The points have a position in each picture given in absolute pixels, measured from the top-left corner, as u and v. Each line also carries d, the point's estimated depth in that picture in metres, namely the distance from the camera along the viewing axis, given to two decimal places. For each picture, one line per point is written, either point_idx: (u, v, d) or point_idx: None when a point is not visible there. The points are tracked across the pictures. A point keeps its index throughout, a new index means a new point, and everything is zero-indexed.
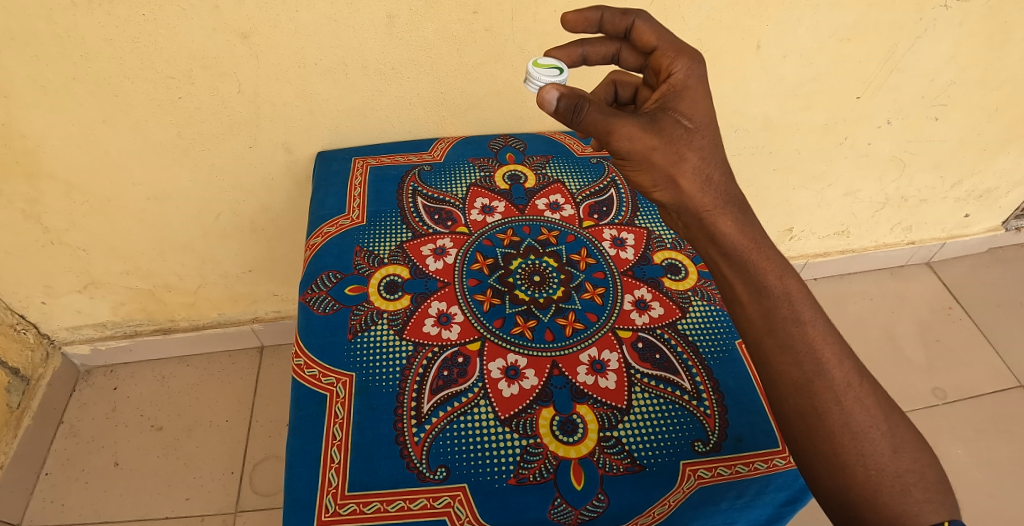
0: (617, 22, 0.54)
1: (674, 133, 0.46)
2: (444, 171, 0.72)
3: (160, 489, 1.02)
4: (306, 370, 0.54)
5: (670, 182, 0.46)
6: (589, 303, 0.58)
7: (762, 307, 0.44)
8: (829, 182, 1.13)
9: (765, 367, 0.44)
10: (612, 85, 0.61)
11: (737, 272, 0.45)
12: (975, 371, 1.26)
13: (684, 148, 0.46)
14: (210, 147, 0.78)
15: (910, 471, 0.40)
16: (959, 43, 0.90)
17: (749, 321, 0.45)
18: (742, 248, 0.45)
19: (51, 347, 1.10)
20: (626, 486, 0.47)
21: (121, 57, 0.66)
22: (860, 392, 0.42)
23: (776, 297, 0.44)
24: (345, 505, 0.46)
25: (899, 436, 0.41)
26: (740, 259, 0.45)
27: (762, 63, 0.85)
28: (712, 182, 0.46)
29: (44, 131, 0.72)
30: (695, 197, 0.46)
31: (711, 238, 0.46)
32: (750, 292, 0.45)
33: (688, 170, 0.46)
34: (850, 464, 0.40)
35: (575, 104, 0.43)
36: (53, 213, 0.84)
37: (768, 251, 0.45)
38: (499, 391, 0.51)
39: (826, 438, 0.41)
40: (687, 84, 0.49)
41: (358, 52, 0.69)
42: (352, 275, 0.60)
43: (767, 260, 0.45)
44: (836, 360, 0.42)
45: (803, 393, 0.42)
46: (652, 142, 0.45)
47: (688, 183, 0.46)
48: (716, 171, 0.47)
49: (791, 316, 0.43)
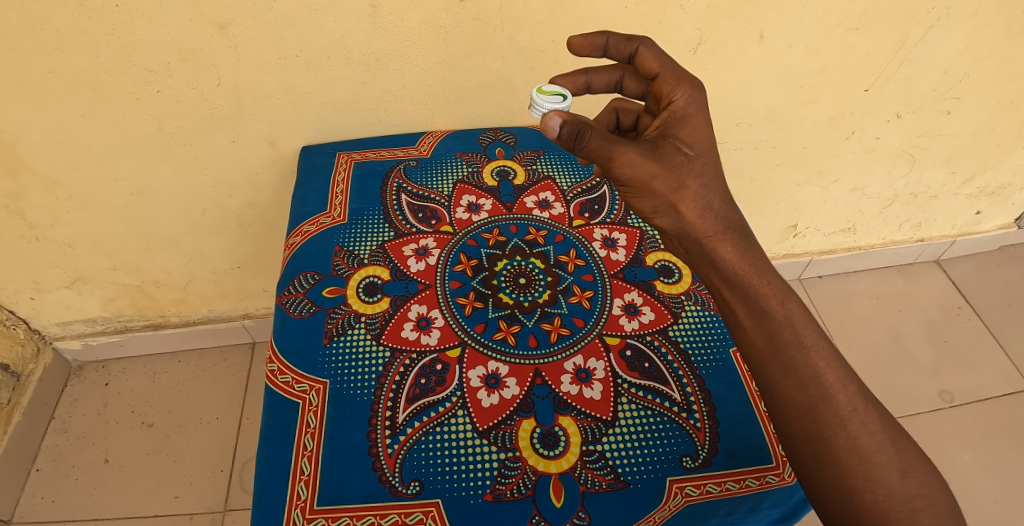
0: (622, 48, 0.53)
1: (675, 160, 0.44)
2: (430, 167, 0.70)
3: (150, 486, 1.01)
4: (279, 376, 0.51)
5: (670, 209, 0.44)
6: (576, 308, 0.55)
7: (765, 331, 0.42)
8: (835, 177, 1.10)
9: (768, 392, 0.42)
10: (614, 112, 0.58)
11: (738, 295, 0.43)
12: (983, 373, 1.22)
13: (684, 176, 0.43)
14: (192, 141, 0.76)
15: (919, 496, 0.38)
16: (974, 33, 0.86)
17: (751, 345, 0.42)
18: (744, 273, 0.42)
19: (42, 343, 1.09)
20: (609, 503, 0.45)
21: (97, 50, 0.63)
22: (865, 417, 0.40)
23: (778, 321, 0.42)
24: (313, 520, 0.44)
25: (908, 461, 0.39)
26: (741, 285, 0.42)
27: (766, 54, 0.81)
28: (712, 209, 0.43)
29: (22, 126, 0.70)
30: (696, 224, 0.43)
31: (711, 263, 0.44)
32: (753, 318, 0.42)
33: (688, 197, 0.43)
34: (859, 489, 0.38)
35: (578, 130, 0.44)
36: (36, 208, 0.82)
37: (770, 276, 0.42)
38: (478, 401, 0.49)
39: (833, 463, 0.39)
40: (688, 111, 0.47)
41: (341, 43, 0.67)
42: (330, 277, 0.58)
43: (769, 285, 0.42)
44: (840, 384, 0.40)
45: (807, 418, 0.40)
46: (651, 169, 0.43)
47: (689, 210, 0.43)
48: (716, 197, 0.44)
49: (794, 340, 0.41)
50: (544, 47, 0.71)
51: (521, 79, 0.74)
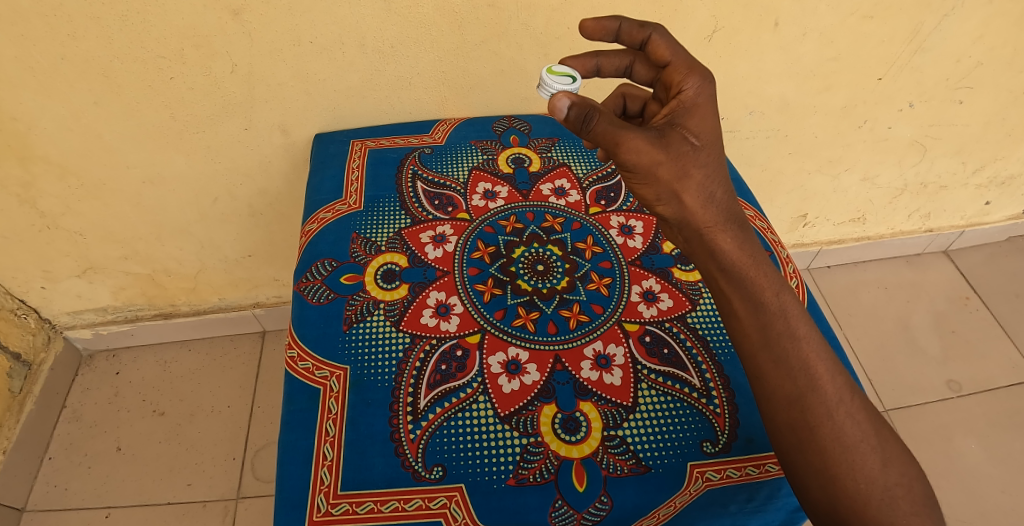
0: (634, 34, 0.53)
1: (681, 149, 0.43)
2: (445, 155, 0.69)
3: (163, 474, 1.02)
4: (300, 363, 0.51)
5: (673, 198, 0.44)
6: (594, 295, 0.55)
7: (759, 321, 0.43)
8: (846, 167, 1.09)
9: (757, 381, 0.43)
10: (621, 97, 0.58)
11: (734, 286, 0.43)
12: (991, 363, 1.23)
13: (689, 165, 0.43)
14: (204, 129, 0.75)
15: (898, 485, 0.39)
16: (989, 22, 0.85)
17: (744, 336, 0.43)
18: (741, 265, 0.43)
19: (53, 332, 1.09)
20: (630, 487, 0.45)
21: (110, 37, 0.63)
22: (850, 408, 0.41)
23: (771, 312, 0.42)
24: (337, 504, 0.44)
25: (888, 450, 0.40)
26: (738, 275, 0.43)
27: (780, 42, 0.80)
28: (714, 200, 0.44)
29: (35, 114, 0.70)
30: (698, 213, 0.44)
31: (709, 253, 0.44)
32: (748, 307, 0.43)
33: (692, 187, 0.43)
34: (841, 477, 0.39)
35: (585, 114, 0.42)
36: (48, 197, 0.82)
37: (767, 268, 0.43)
38: (499, 387, 0.49)
39: (818, 451, 0.39)
40: (696, 103, 0.47)
41: (356, 29, 0.66)
42: (348, 264, 0.58)
43: (764, 277, 0.43)
44: (829, 376, 0.41)
45: (795, 407, 0.40)
46: (657, 156, 0.42)
47: (692, 199, 0.43)
48: (719, 188, 0.44)
49: (786, 332, 0.42)
50: (558, 33, 0.70)
51: (534, 66, 0.74)
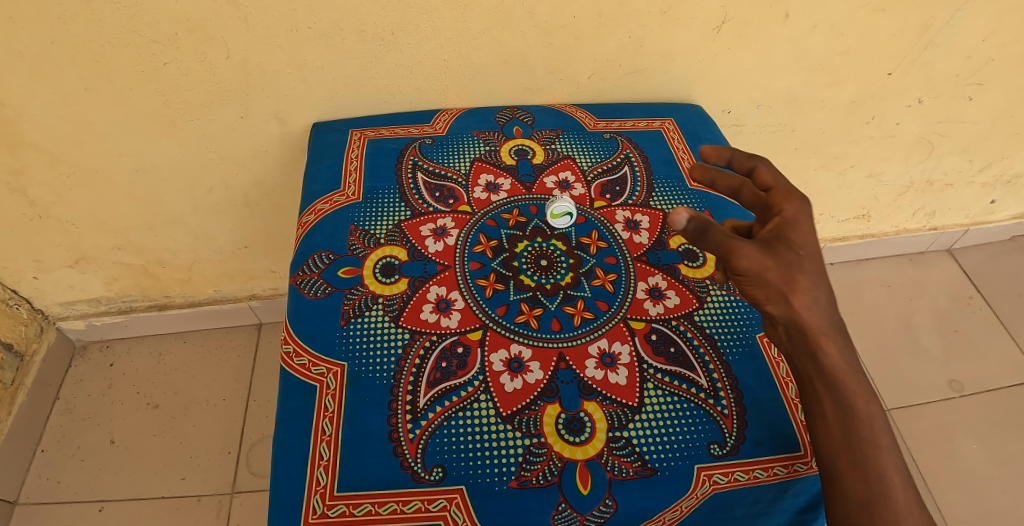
0: (744, 163, 0.48)
1: (787, 256, 0.41)
2: (446, 145, 0.68)
3: (156, 467, 1.01)
4: (295, 358, 0.50)
5: (782, 299, 0.41)
6: (599, 291, 0.54)
7: (844, 425, 0.41)
8: (852, 163, 1.08)
9: None
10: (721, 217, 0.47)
11: (826, 390, 0.42)
12: (993, 363, 1.22)
13: (797, 272, 0.41)
14: (198, 116, 0.73)
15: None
16: (1001, 17, 0.83)
17: (826, 434, 0.42)
18: (838, 371, 0.42)
19: (45, 323, 1.07)
20: (635, 491, 0.44)
21: (101, 20, 0.61)
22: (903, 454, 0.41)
23: (860, 418, 0.41)
24: (333, 506, 0.43)
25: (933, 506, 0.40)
26: (836, 381, 0.42)
27: (790, 35, 0.78)
28: (820, 304, 0.41)
29: (24, 100, 0.67)
30: (806, 317, 0.42)
31: (810, 354, 0.42)
32: (836, 412, 0.41)
33: (802, 292, 0.41)
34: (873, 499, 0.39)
35: (703, 227, 0.42)
36: (39, 185, 0.80)
37: (862, 377, 0.42)
38: (502, 386, 0.48)
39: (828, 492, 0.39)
40: (798, 219, 0.43)
41: (355, 14, 0.64)
42: (345, 257, 0.56)
43: (858, 386, 0.42)
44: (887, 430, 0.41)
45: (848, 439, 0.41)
46: (767, 262, 0.41)
47: (801, 302, 0.41)
48: (824, 295, 0.42)
49: (870, 439, 0.40)
50: (564, 22, 0.68)
51: (539, 55, 0.72)
